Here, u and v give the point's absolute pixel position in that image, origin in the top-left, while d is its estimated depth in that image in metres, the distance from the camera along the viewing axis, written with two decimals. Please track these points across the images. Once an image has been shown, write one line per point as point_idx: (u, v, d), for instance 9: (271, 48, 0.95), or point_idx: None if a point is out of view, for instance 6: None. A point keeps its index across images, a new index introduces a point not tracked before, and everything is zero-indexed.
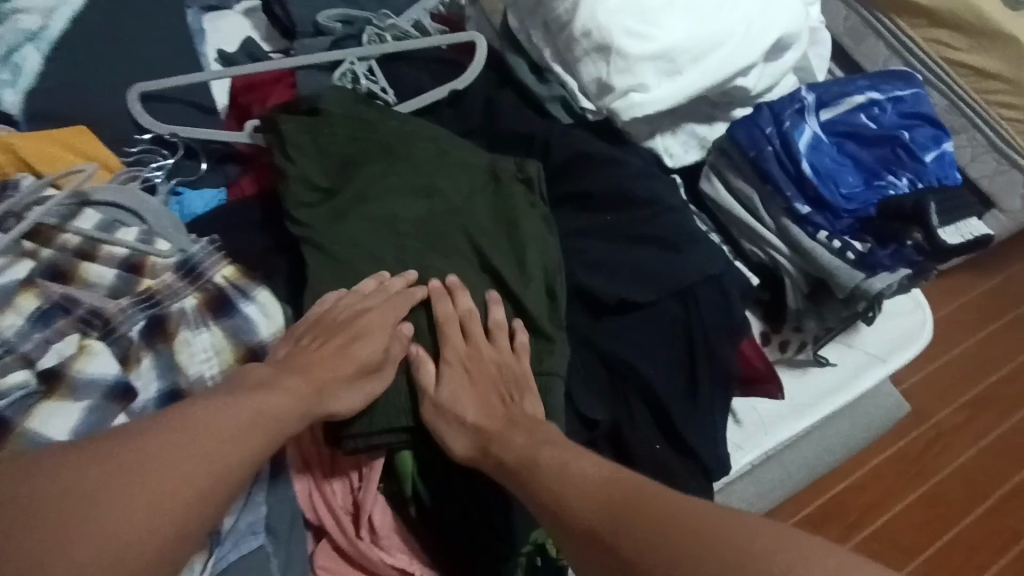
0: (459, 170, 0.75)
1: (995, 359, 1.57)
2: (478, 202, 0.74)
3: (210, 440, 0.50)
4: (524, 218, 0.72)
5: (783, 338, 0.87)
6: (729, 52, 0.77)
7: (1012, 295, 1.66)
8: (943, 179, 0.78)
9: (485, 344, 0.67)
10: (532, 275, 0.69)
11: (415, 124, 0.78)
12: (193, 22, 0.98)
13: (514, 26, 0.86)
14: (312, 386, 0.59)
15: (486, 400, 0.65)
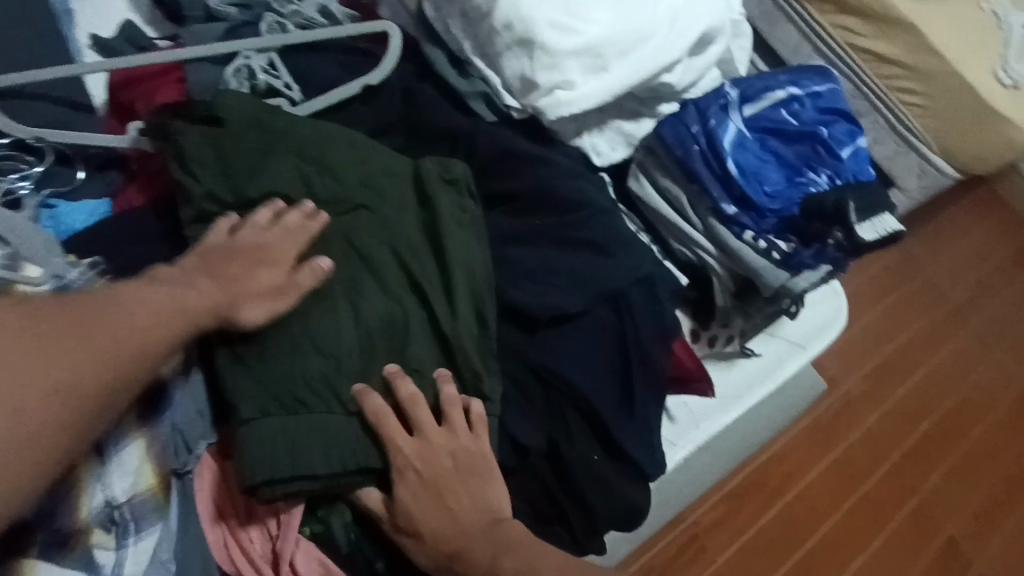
0: (380, 182, 0.69)
1: (896, 328, 1.69)
2: (406, 228, 0.68)
3: (119, 335, 0.51)
4: (455, 239, 0.67)
5: (711, 334, 0.88)
6: (655, 47, 0.75)
7: (910, 267, 1.78)
8: (858, 174, 0.80)
9: (439, 433, 0.62)
10: (461, 305, 0.65)
11: (326, 127, 0.71)
12: (58, 2, 0.86)
13: (430, 13, 0.80)
14: (225, 292, 0.58)
15: (444, 501, 0.61)
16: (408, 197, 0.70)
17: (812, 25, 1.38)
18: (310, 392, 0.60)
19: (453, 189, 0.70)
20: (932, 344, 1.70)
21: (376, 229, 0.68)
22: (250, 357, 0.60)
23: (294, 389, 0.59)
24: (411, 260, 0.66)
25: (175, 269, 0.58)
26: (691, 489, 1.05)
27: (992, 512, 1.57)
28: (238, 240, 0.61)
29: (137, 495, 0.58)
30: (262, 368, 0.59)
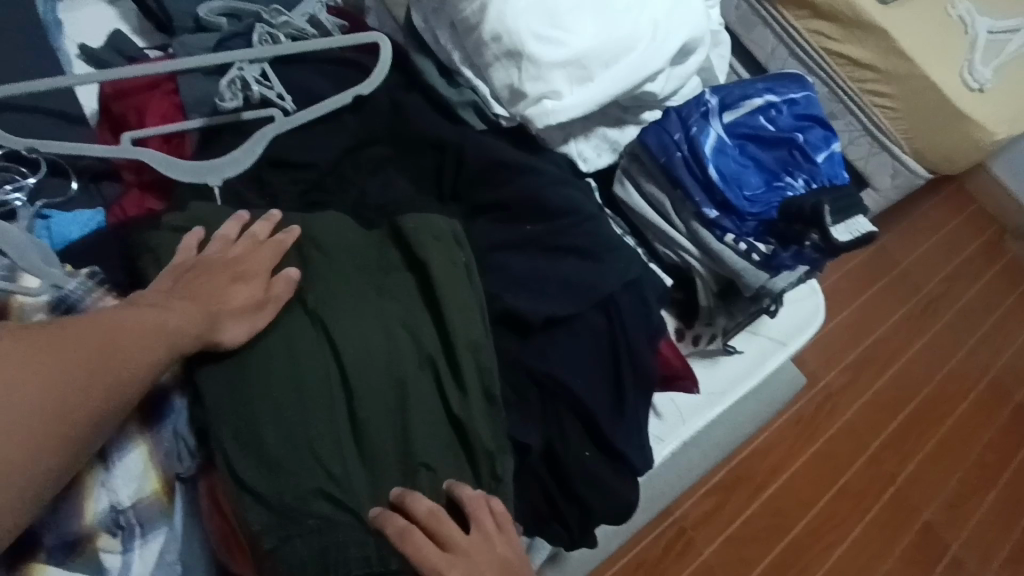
0: (377, 262, 0.71)
1: (872, 322, 1.74)
2: (405, 304, 0.69)
3: (105, 346, 0.47)
4: (453, 308, 0.68)
5: (695, 333, 0.91)
6: (638, 57, 0.78)
7: (885, 263, 1.84)
8: (833, 178, 0.84)
9: (469, 540, 0.60)
10: (467, 377, 0.67)
11: (322, 221, 0.71)
12: (45, 11, 0.85)
13: (419, 24, 0.82)
14: (203, 312, 0.56)
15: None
16: (404, 273, 0.71)
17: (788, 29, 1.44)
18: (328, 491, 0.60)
19: (441, 244, 0.70)
20: (906, 337, 1.76)
21: (375, 305, 0.67)
22: (254, 449, 0.59)
23: (302, 474, 0.59)
24: (415, 334, 0.67)
25: (148, 294, 0.56)
26: (678, 484, 1.08)
27: (966, 498, 1.63)
28: (215, 267, 0.61)
29: (142, 499, 0.59)
30: (265, 459, 0.59)
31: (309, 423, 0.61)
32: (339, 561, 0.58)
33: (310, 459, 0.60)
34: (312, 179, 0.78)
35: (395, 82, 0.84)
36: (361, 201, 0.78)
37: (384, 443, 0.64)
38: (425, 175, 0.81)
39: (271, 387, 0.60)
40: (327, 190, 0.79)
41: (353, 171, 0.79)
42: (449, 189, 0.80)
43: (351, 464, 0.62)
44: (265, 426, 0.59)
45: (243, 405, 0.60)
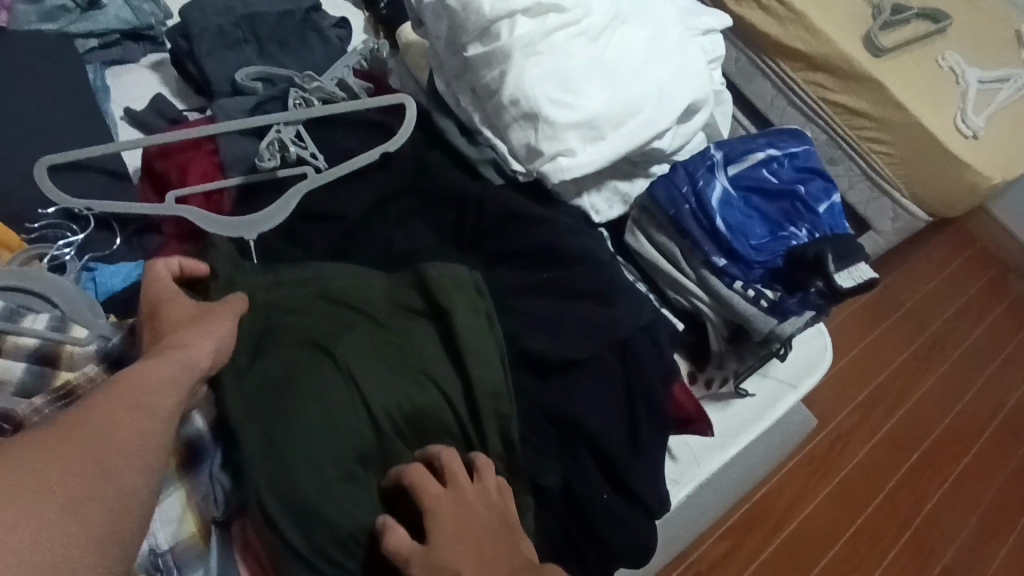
0: (396, 311, 0.75)
1: (880, 361, 1.76)
2: (430, 354, 0.72)
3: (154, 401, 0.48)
4: (481, 361, 0.71)
5: (707, 376, 0.93)
6: (647, 118, 0.83)
7: (890, 304, 1.86)
8: (835, 228, 0.88)
9: (471, 485, 0.63)
10: (487, 425, 0.70)
11: (348, 274, 0.76)
12: (94, 79, 0.93)
13: (442, 89, 0.88)
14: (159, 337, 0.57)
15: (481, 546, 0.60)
16: (425, 322, 0.75)
17: (785, 80, 1.52)
18: (351, 524, 0.64)
19: (463, 292, 0.73)
20: (916, 377, 1.77)
21: (398, 358, 0.71)
22: (286, 494, 0.62)
23: (335, 520, 0.63)
24: (435, 383, 0.71)
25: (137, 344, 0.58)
26: (692, 527, 1.09)
27: (985, 540, 1.61)
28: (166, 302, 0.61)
29: (180, 542, 0.62)
30: (299, 507, 0.63)
31: (337, 470, 0.65)
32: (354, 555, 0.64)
33: (345, 501, 0.64)
34: (343, 230, 0.83)
35: (417, 139, 0.90)
36: (388, 250, 0.83)
37: None
38: (447, 226, 0.85)
39: (305, 442, 0.64)
40: (356, 240, 0.83)
41: (380, 221, 0.84)
42: (469, 238, 0.85)
43: (378, 501, 0.66)
44: (301, 475, 0.63)
45: (277, 457, 0.63)
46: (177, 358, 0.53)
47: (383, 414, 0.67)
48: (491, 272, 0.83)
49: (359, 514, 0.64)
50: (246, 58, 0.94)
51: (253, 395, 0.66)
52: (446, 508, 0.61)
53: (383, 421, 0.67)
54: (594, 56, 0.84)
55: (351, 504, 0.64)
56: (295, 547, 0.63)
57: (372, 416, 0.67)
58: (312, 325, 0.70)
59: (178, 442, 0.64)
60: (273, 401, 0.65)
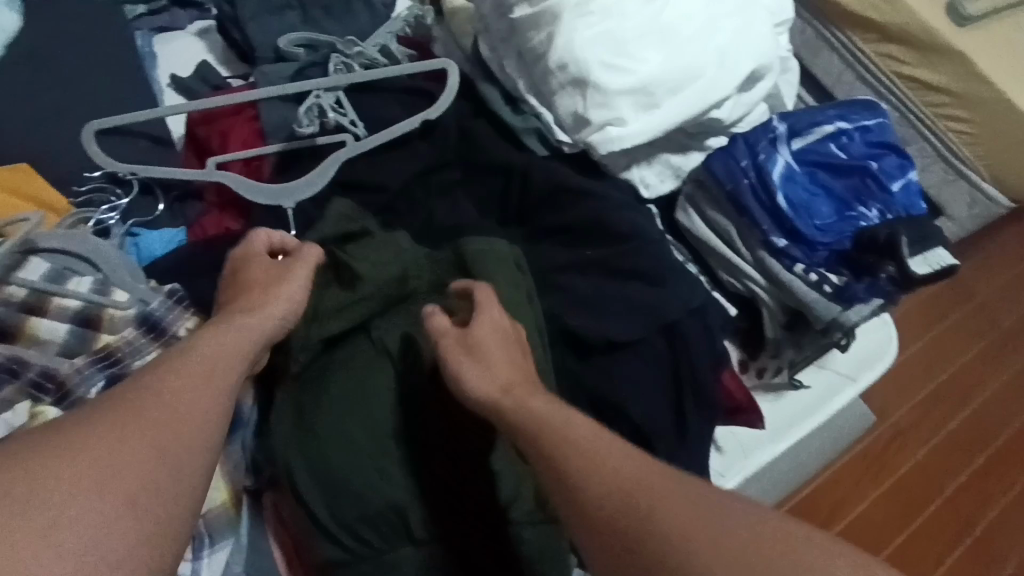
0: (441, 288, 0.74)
1: (946, 355, 1.64)
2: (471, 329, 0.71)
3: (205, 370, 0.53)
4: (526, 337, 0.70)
5: (760, 365, 0.87)
6: (705, 84, 0.77)
7: (960, 294, 1.73)
8: (909, 208, 0.80)
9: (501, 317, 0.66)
10: None
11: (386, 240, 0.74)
12: (142, 45, 0.94)
13: (486, 54, 0.84)
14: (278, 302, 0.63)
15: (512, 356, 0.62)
16: None
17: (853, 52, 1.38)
18: (375, 493, 0.62)
19: (503, 265, 0.72)
20: (985, 372, 1.65)
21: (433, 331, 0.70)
22: (314, 458, 0.63)
23: (361, 491, 0.62)
24: None
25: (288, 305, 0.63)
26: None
27: None
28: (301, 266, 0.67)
29: (210, 509, 0.61)
30: (327, 474, 0.62)
31: (368, 440, 0.64)
32: (379, 524, 0.62)
33: (374, 475, 0.63)
34: (383, 202, 0.81)
35: (461, 107, 0.86)
36: (428, 223, 0.80)
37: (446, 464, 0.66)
38: (489, 199, 0.82)
39: (338, 411, 0.65)
40: (397, 212, 0.81)
41: (422, 191, 0.81)
42: (511, 211, 0.81)
43: (411, 479, 0.64)
44: (333, 446, 0.63)
45: (310, 430, 0.64)
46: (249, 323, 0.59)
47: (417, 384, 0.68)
48: (532, 247, 0.80)
49: (388, 490, 0.63)
50: (289, 23, 0.93)
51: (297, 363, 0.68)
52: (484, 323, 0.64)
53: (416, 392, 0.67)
54: (649, 17, 0.78)
55: (381, 481, 0.63)
56: (320, 516, 0.62)
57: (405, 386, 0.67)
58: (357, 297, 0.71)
59: None
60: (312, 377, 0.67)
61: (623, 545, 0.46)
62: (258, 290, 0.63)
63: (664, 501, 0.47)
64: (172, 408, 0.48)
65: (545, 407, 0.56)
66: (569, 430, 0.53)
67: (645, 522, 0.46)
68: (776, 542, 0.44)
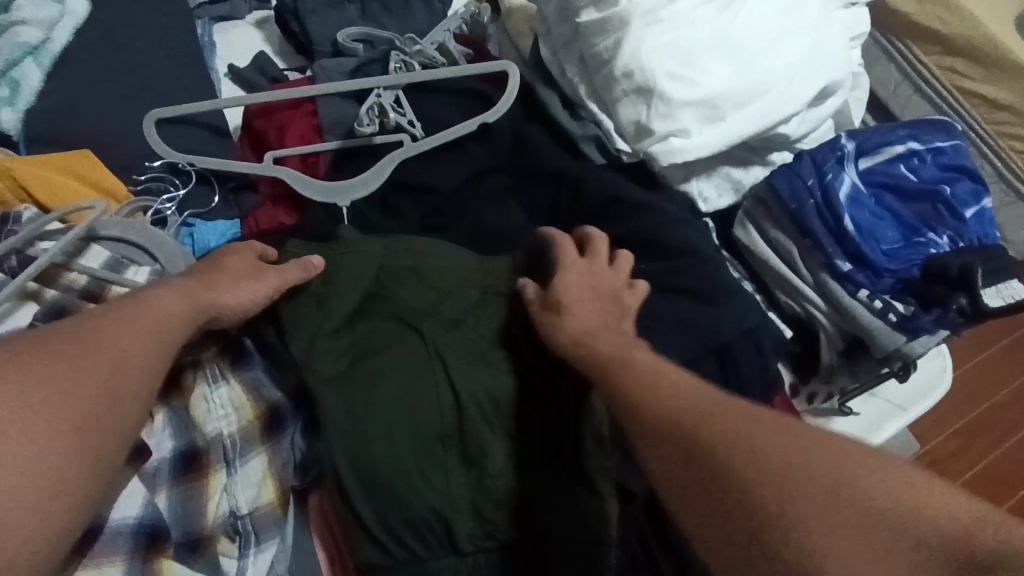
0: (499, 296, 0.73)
1: (1004, 375, 1.51)
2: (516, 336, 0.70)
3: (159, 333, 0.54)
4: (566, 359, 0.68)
5: (811, 390, 0.84)
6: (774, 99, 0.75)
7: None
8: (983, 238, 0.76)
9: (603, 267, 0.70)
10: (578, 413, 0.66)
11: (431, 246, 0.74)
12: (202, 34, 0.94)
13: (547, 57, 0.83)
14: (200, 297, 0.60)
15: (600, 307, 0.67)
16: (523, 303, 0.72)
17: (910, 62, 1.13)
18: (415, 496, 0.62)
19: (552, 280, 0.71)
20: None
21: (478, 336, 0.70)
22: (358, 458, 0.63)
23: (402, 494, 0.62)
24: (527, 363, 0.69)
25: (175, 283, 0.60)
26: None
27: None
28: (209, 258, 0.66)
29: (258, 508, 0.62)
30: (372, 477, 0.63)
31: (411, 440, 0.64)
32: (420, 524, 0.62)
33: (418, 479, 0.63)
34: (434, 204, 0.79)
35: (517, 110, 0.85)
36: (478, 228, 0.78)
37: (495, 474, 0.64)
38: (541, 206, 0.81)
39: (384, 413, 0.64)
40: (448, 216, 0.80)
41: (474, 196, 0.80)
42: (563, 219, 0.80)
43: (455, 485, 0.63)
44: (379, 447, 0.63)
45: (357, 427, 0.63)
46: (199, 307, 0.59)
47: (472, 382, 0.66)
48: None
49: (431, 495, 0.63)
50: (348, 17, 0.92)
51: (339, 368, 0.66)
52: (576, 271, 0.69)
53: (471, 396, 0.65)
54: (719, 27, 0.75)
55: (426, 486, 0.63)
56: (364, 519, 0.62)
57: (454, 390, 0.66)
58: (401, 300, 0.71)
59: (261, 408, 0.65)
60: (356, 376, 0.66)
61: (696, 467, 0.48)
62: (236, 279, 0.64)
63: (742, 433, 0.48)
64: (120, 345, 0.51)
65: (613, 349, 0.61)
66: (647, 375, 0.57)
67: (724, 450, 0.47)
68: (845, 470, 0.44)
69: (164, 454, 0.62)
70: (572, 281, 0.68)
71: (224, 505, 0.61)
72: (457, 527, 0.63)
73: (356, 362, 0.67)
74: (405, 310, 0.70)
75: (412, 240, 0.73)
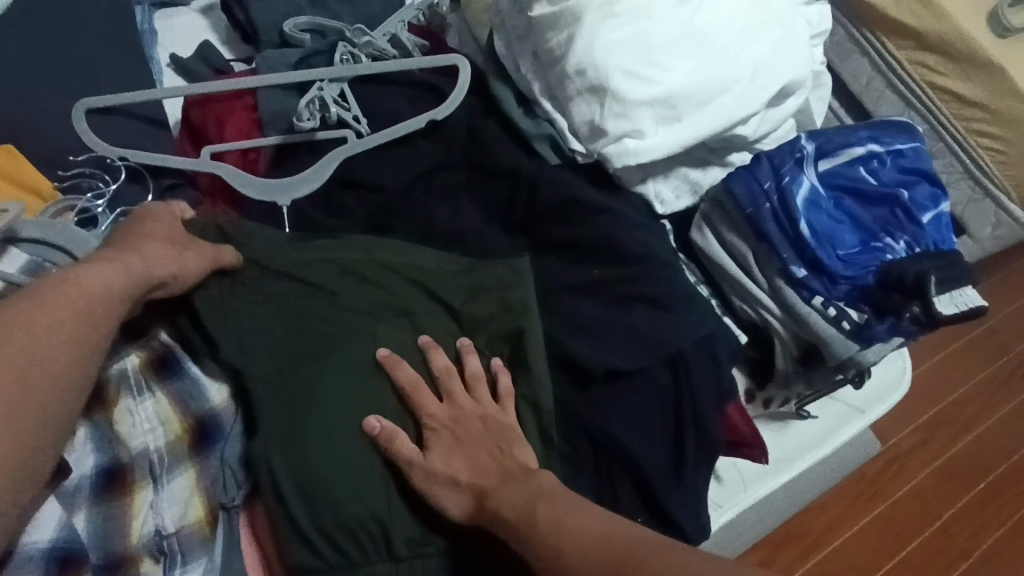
0: (462, 291, 0.71)
1: (966, 368, 1.53)
2: (480, 342, 0.70)
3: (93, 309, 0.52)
4: (522, 378, 0.69)
5: (767, 396, 0.83)
6: (732, 99, 0.73)
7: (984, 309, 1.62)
8: (940, 243, 0.76)
9: (467, 400, 0.66)
10: (524, 417, 0.69)
11: (389, 246, 0.72)
12: (142, 21, 0.89)
13: (501, 51, 0.79)
14: (139, 258, 0.57)
15: (479, 461, 0.63)
16: (481, 297, 0.71)
17: (885, 58, 1.11)
18: (358, 501, 0.61)
19: (517, 280, 0.71)
20: (993, 400, 1.52)
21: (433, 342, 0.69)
22: (295, 463, 0.61)
23: (343, 503, 0.61)
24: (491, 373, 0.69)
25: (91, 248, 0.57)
26: (742, 539, 0.96)
27: None
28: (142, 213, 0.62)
29: (185, 526, 0.60)
30: (310, 485, 0.61)
31: (360, 449, 0.63)
32: (356, 530, 0.61)
33: (360, 485, 0.62)
34: (382, 203, 0.76)
35: (471, 107, 0.82)
36: (429, 229, 0.75)
37: None
38: (495, 205, 0.78)
39: (327, 422, 0.63)
40: (396, 215, 0.76)
41: (423, 193, 0.77)
42: (516, 222, 0.77)
43: (397, 493, 0.63)
44: (316, 453, 0.62)
45: (294, 434, 0.62)
46: (142, 262, 0.57)
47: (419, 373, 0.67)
48: (538, 261, 0.76)
49: (371, 501, 0.62)
50: (296, 5, 0.88)
51: (285, 373, 0.64)
52: (442, 421, 0.64)
53: (414, 394, 0.65)
54: (676, 23, 0.73)
55: (366, 493, 0.62)
56: (300, 526, 0.61)
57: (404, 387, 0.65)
58: (351, 297, 0.68)
59: (191, 420, 0.63)
60: (295, 375, 0.64)
61: None
62: (178, 249, 0.61)
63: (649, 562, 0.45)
64: (57, 331, 0.50)
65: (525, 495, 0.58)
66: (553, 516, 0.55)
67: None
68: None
69: (85, 471, 0.59)
70: (445, 452, 0.63)
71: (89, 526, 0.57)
72: (392, 528, 0.62)
73: (310, 362, 0.65)
74: (352, 311, 0.68)
75: (367, 241, 0.71)
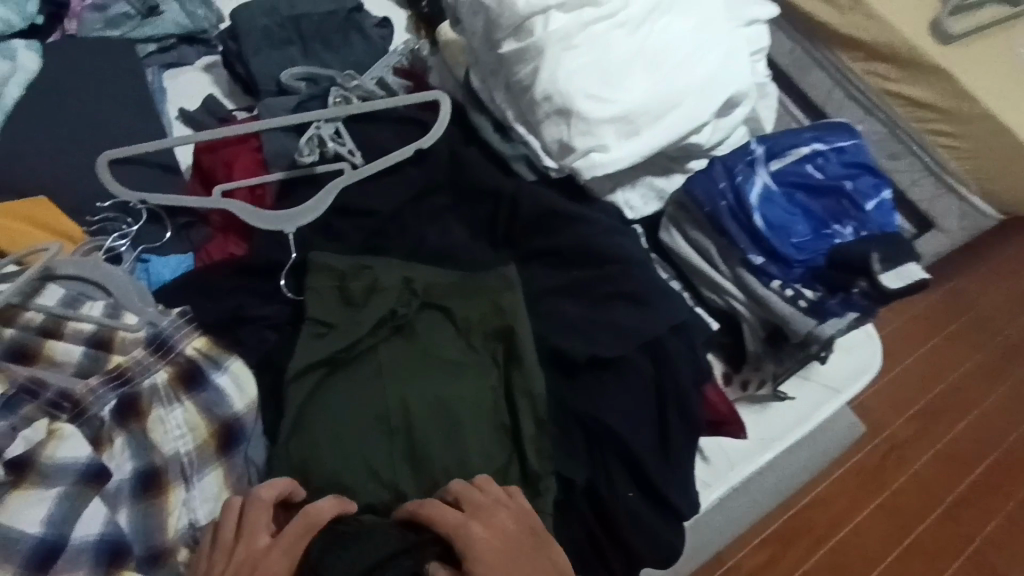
0: (454, 295, 0.79)
1: (953, 357, 1.60)
2: (471, 341, 0.77)
3: None
4: (513, 371, 0.75)
5: (744, 378, 0.89)
6: (684, 113, 0.82)
7: (970, 298, 1.68)
8: (884, 226, 0.84)
9: (484, 503, 0.62)
10: (517, 407, 0.74)
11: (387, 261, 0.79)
12: (153, 81, 0.99)
13: (477, 85, 0.89)
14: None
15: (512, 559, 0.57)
16: (470, 301, 0.78)
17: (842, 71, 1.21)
18: (361, 488, 0.68)
19: (501, 284, 0.78)
20: (983, 383, 1.58)
21: (429, 343, 0.76)
22: (309, 462, 0.69)
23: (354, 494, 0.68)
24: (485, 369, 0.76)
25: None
26: (739, 522, 1.01)
27: None
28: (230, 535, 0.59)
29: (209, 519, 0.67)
30: (322, 480, 0.68)
31: (365, 444, 0.70)
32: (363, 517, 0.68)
33: (367, 479, 0.69)
34: (375, 226, 0.84)
35: (454, 136, 0.91)
36: (421, 247, 0.83)
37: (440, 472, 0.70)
38: (481, 221, 0.86)
39: (336, 422, 0.70)
40: (391, 236, 0.84)
41: (413, 213, 0.85)
42: (501, 235, 0.85)
43: (404, 482, 0.70)
44: (325, 451, 0.69)
45: (307, 433, 0.70)
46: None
47: (417, 372, 0.74)
48: (524, 269, 0.84)
49: (379, 492, 0.69)
50: (291, 58, 0.98)
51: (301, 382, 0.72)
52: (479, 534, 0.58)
53: (409, 393, 0.72)
54: (629, 50, 0.82)
55: (375, 484, 0.69)
56: None
57: (404, 388, 0.72)
58: (353, 310, 0.76)
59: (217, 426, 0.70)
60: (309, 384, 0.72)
61: None
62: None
63: None
64: None
65: None
66: None
67: None
68: None
69: (123, 475, 0.66)
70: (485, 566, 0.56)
71: (49, 508, 0.61)
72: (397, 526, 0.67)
73: (321, 373, 0.73)
74: (347, 321, 0.75)
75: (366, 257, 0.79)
